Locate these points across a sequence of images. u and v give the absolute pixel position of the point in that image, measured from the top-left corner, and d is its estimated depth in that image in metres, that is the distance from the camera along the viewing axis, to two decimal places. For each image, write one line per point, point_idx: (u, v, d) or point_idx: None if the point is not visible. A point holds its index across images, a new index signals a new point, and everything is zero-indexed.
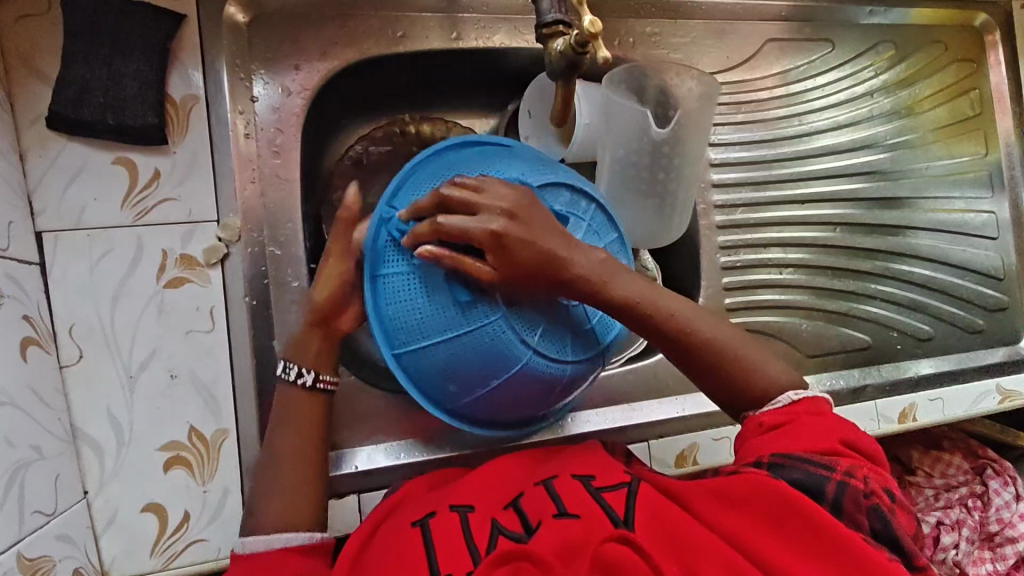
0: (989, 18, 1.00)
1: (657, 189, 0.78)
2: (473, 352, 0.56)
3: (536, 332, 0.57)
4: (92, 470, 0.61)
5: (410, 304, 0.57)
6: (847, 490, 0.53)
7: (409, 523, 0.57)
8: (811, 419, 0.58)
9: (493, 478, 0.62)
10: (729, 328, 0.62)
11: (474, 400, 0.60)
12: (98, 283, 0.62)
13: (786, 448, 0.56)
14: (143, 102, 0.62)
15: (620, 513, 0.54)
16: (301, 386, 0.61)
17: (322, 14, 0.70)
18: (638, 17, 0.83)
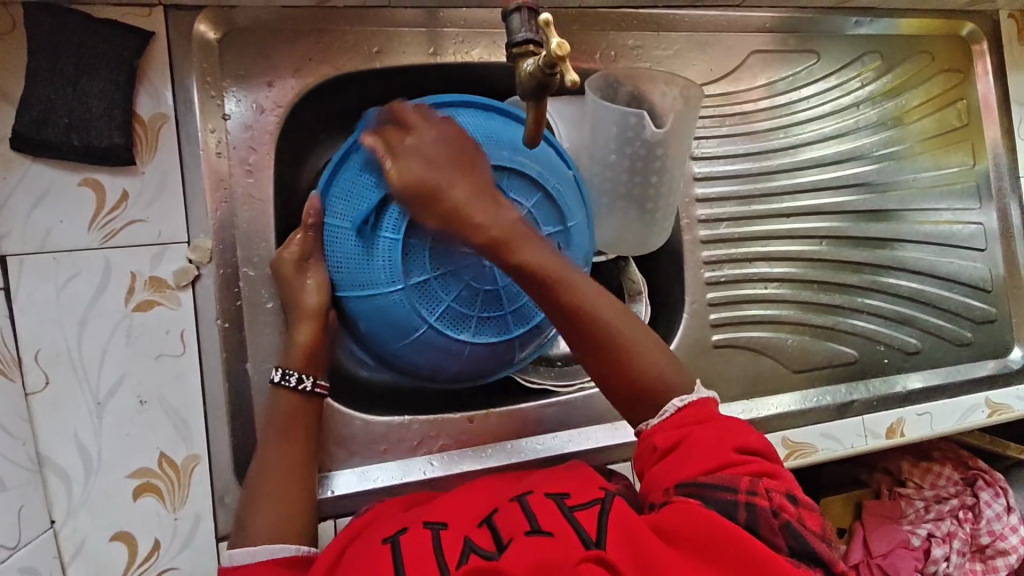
0: (976, 28, 0.98)
1: (647, 202, 0.77)
2: (382, 311, 0.62)
3: (437, 309, 0.61)
4: (59, 499, 0.59)
5: (343, 253, 0.63)
6: (757, 512, 0.52)
7: (381, 540, 0.55)
8: (698, 431, 0.58)
9: (470, 500, 0.60)
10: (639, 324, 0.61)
11: (385, 345, 0.65)
12: (65, 308, 0.60)
13: (687, 475, 0.55)
14: (111, 122, 0.61)
15: (591, 532, 0.52)
16: (303, 391, 0.64)
17: (296, 30, 0.69)
18: (620, 30, 0.82)
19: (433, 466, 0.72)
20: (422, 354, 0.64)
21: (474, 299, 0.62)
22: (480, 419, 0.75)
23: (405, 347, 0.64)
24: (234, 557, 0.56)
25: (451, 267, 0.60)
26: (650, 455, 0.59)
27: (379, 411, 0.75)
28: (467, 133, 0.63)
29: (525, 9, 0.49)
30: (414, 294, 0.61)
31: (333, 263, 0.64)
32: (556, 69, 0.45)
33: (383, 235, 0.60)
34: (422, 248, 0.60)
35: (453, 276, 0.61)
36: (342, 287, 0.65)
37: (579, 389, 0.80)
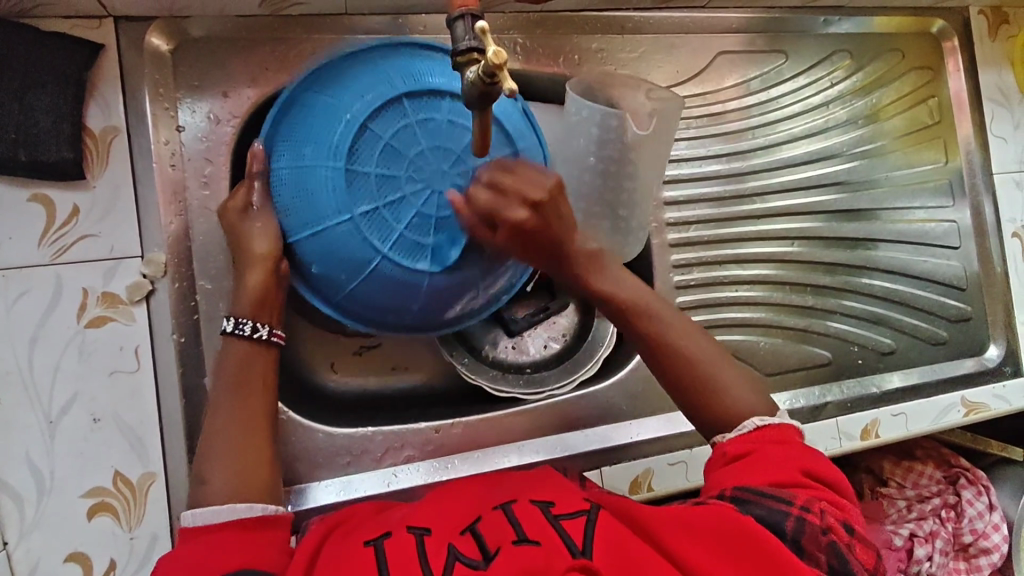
0: (946, 25, 0.98)
1: (621, 207, 0.75)
2: (336, 248, 0.60)
3: (389, 238, 0.59)
4: (11, 519, 0.59)
5: (294, 197, 0.61)
6: (806, 526, 0.53)
7: (361, 544, 0.53)
8: (771, 448, 0.59)
9: (448, 505, 0.59)
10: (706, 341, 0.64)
11: (342, 289, 0.62)
12: (15, 326, 0.59)
13: (749, 483, 0.56)
14: (59, 136, 0.60)
15: (577, 541, 0.51)
16: (257, 338, 0.62)
17: (252, 39, 0.68)
18: (584, 34, 0.81)
19: (398, 477, 0.71)
20: (383, 291, 0.62)
21: (427, 225, 0.59)
22: (446, 429, 0.74)
23: (362, 285, 0.61)
24: (198, 516, 0.53)
25: (399, 193, 0.58)
26: (719, 459, 0.60)
27: (344, 423, 0.74)
28: (401, 62, 0.61)
29: (469, 16, 0.47)
30: (363, 224, 0.58)
31: (282, 205, 0.62)
32: (495, 78, 0.44)
33: (323, 164, 0.58)
34: (364, 175, 0.57)
35: (401, 202, 0.58)
36: (293, 232, 0.62)
37: (547, 396, 0.79)
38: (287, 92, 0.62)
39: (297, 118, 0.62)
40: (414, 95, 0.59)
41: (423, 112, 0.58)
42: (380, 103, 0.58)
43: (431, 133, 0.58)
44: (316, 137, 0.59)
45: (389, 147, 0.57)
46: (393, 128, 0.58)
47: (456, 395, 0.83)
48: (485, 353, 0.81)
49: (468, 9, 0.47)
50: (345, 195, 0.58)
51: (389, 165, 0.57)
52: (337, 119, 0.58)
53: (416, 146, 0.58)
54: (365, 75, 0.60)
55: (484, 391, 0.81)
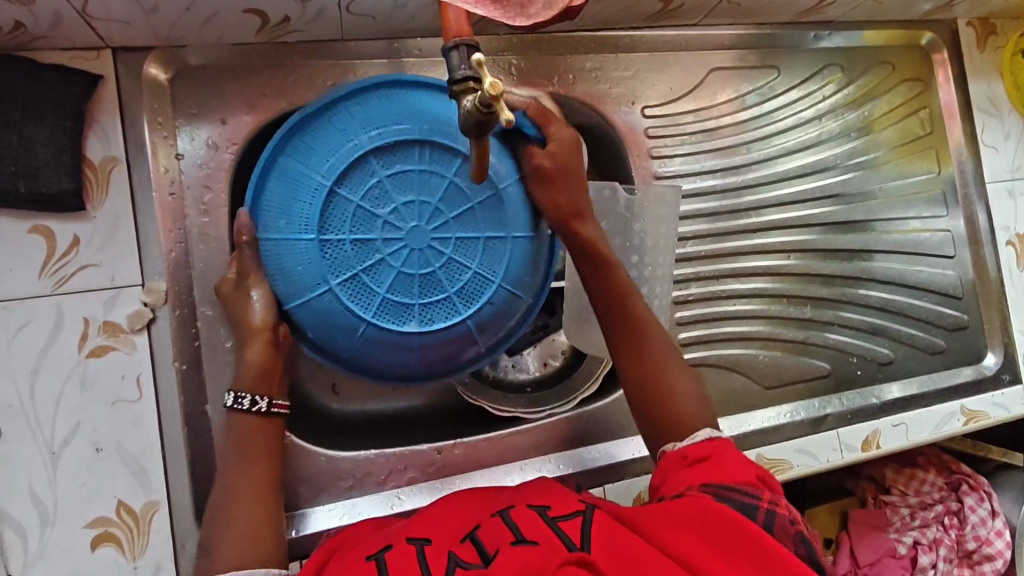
0: (935, 37, 0.99)
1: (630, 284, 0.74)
2: (323, 319, 0.61)
3: (371, 304, 0.61)
4: (15, 553, 0.58)
5: (279, 267, 0.61)
6: (776, 516, 0.54)
7: (364, 557, 0.53)
8: (727, 455, 0.60)
9: (446, 514, 0.59)
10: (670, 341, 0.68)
11: (342, 354, 0.64)
12: (17, 357, 0.59)
13: (715, 480, 0.57)
14: (59, 167, 0.60)
15: (575, 540, 0.51)
16: (257, 412, 0.62)
17: (249, 67, 0.68)
18: (578, 53, 0.82)
19: (400, 500, 0.72)
20: (379, 352, 0.63)
21: (410, 285, 0.61)
22: (448, 449, 0.74)
23: (357, 351, 0.63)
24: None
25: (375, 257, 0.60)
26: (676, 463, 0.60)
27: (346, 446, 0.74)
28: (369, 113, 0.61)
29: (464, 46, 0.47)
30: (343, 294, 0.60)
31: (272, 273, 0.62)
32: (492, 108, 0.45)
33: (299, 238, 0.60)
34: (339, 241, 0.59)
35: (379, 265, 0.60)
36: (286, 300, 0.62)
37: (546, 415, 0.79)
38: (268, 151, 0.61)
39: (270, 181, 0.61)
40: (382, 151, 0.60)
41: (393, 166, 0.60)
42: (348, 164, 0.59)
43: (404, 187, 0.60)
44: (290, 205, 0.60)
45: (360, 212, 0.59)
46: (364, 188, 0.59)
47: (457, 415, 0.82)
48: (485, 373, 0.81)
49: (463, 39, 0.48)
50: (323, 265, 0.60)
51: (361, 227, 0.59)
52: (306, 186, 0.59)
53: (389, 203, 0.59)
54: (333, 135, 0.60)
55: (485, 410, 0.81)
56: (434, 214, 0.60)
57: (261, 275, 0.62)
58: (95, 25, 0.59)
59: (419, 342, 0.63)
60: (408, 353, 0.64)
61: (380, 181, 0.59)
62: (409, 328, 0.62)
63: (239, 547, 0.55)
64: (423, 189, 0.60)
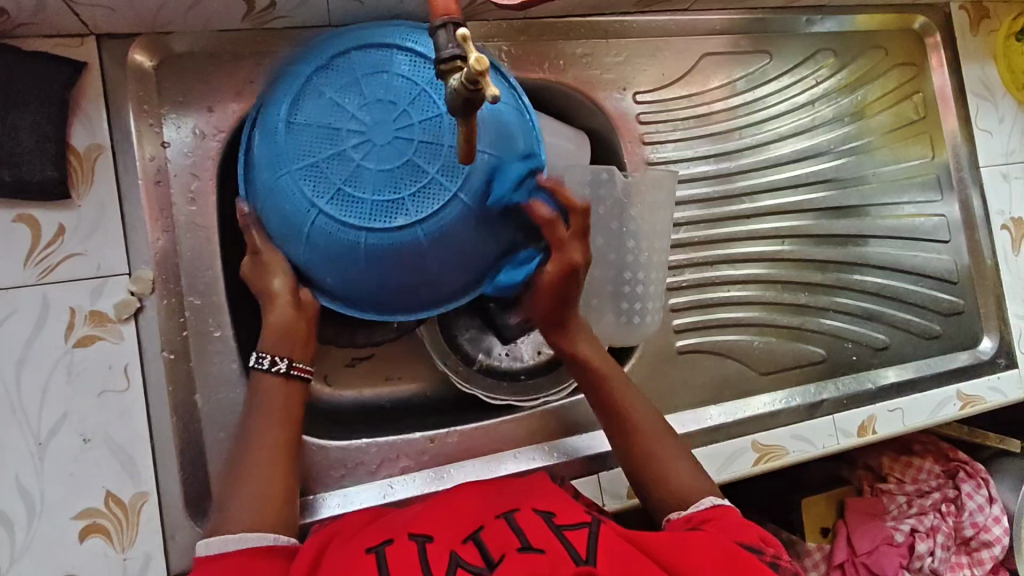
0: (928, 21, 0.99)
1: (624, 270, 0.74)
2: (331, 251, 0.58)
3: (365, 210, 0.56)
4: (2, 545, 0.58)
5: (278, 226, 0.60)
6: (779, 570, 0.56)
7: (364, 549, 0.53)
8: (729, 515, 0.60)
9: (449, 509, 0.59)
10: (650, 411, 0.69)
11: (359, 284, 0.60)
12: (2, 347, 0.59)
13: (723, 532, 0.58)
14: (42, 156, 0.60)
15: (581, 552, 0.51)
16: (276, 373, 0.62)
17: (235, 53, 0.67)
18: (568, 39, 0.82)
19: (394, 488, 0.71)
20: (394, 266, 0.59)
21: (393, 179, 0.56)
22: (441, 438, 0.73)
23: (368, 269, 0.59)
24: (213, 544, 0.53)
25: (353, 164, 0.56)
26: (679, 526, 0.61)
27: (339, 436, 0.74)
28: (308, 58, 0.62)
29: (451, 25, 0.47)
30: (334, 210, 0.56)
31: (277, 237, 0.61)
32: (478, 85, 0.45)
33: (280, 180, 0.58)
34: (314, 164, 0.57)
35: (358, 171, 0.56)
36: (298, 255, 0.60)
37: (543, 403, 0.78)
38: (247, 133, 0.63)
39: (251, 150, 0.62)
40: (325, 73, 0.59)
41: (336, 83, 0.59)
42: (300, 96, 0.59)
43: (352, 93, 0.58)
44: (267, 151, 0.59)
45: (323, 131, 0.57)
46: (317, 110, 0.58)
47: (452, 404, 0.82)
48: (479, 362, 0.82)
49: (450, 17, 0.47)
50: (307, 191, 0.57)
51: (330, 144, 0.57)
52: (272, 132, 0.59)
53: (346, 112, 0.57)
54: (285, 84, 0.61)
55: (479, 399, 0.81)
56: (391, 111, 0.57)
57: (272, 246, 0.61)
58: (78, 11, 0.58)
59: (429, 238, 0.58)
60: (419, 257, 0.59)
61: (330, 100, 0.58)
62: (408, 223, 0.57)
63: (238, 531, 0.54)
64: (372, 91, 0.58)
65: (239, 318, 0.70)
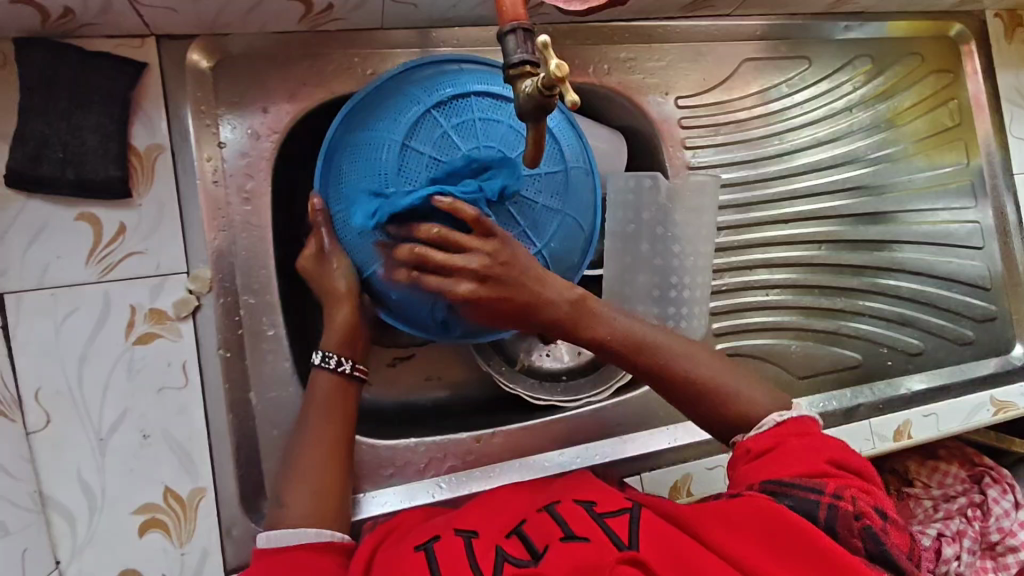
0: (964, 28, 0.99)
1: (670, 275, 0.75)
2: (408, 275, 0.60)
3: None
4: (64, 539, 0.59)
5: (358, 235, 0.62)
6: (839, 513, 0.52)
7: (412, 548, 0.54)
8: (794, 440, 0.59)
9: (495, 506, 0.60)
10: (716, 361, 0.65)
11: (419, 309, 0.62)
12: (65, 344, 0.60)
13: (773, 475, 0.56)
14: (105, 155, 0.61)
15: (623, 538, 0.52)
16: (340, 372, 0.64)
17: (289, 55, 0.68)
18: (612, 43, 0.82)
19: (442, 488, 0.72)
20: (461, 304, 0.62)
21: None
22: (486, 438, 0.74)
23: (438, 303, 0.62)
24: (273, 539, 0.55)
25: None
26: (742, 457, 0.61)
27: (386, 435, 0.74)
28: (423, 81, 0.62)
29: (521, 30, 0.47)
30: None
31: (351, 245, 0.63)
32: (554, 90, 0.45)
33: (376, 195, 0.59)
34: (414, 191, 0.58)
35: None
36: (366, 267, 0.63)
37: (585, 403, 0.79)
38: (330, 137, 0.63)
39: (345, 160, 0.62)
40: (443, 106, 0.59)
41: (456, 117, 0.59)
42: (416, 122, 0.59)
43: (465, 132, 0.59)
44: (365, 168, 0.60)
45: (432, 161, 0.58)
46: (433, 139, 0.58)
47: (491, 404, 0.83)
48: (520, 362, 0.82)
49: (519, 22, 0.48)
50: None
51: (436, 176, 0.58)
52: (380, 148, 0.59)
53: (458, 151, 0.58)
54: (398, 102, 0.61)
55: (520, 399, 0.82)
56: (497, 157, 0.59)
57: (342, 252, 0.64)
58: (141, 12, 0.59)
59: None
60: None
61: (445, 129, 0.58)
62: None
63: (297, 522, 0.57)
64: (486, 136, 0.59)
65: (290, 317, 0.71)
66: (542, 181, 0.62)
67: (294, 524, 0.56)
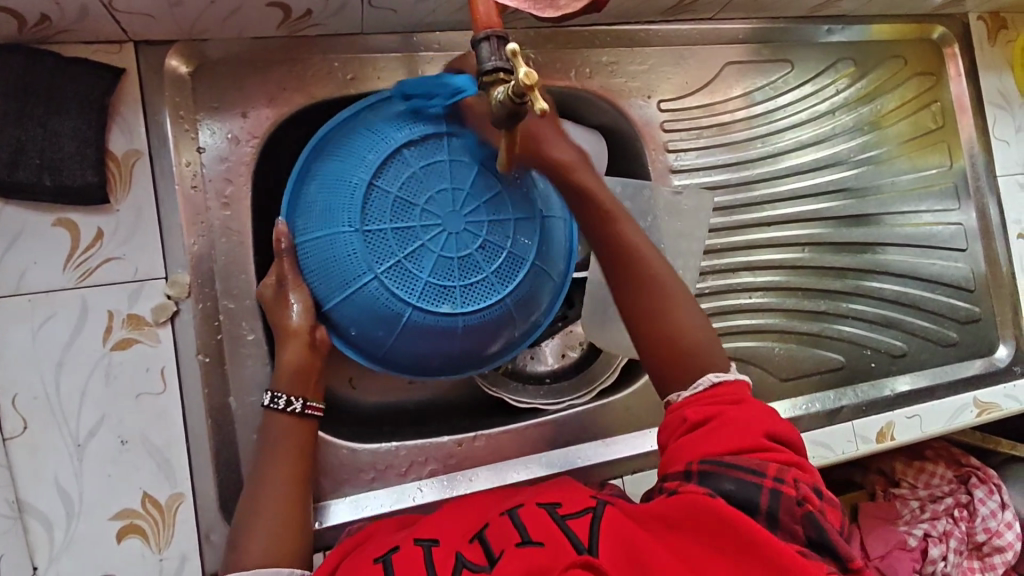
0: (946, 31, 0.99)
1: None
2: (367, 310, 0.61)
3: (416, 288, 0.60)
4: (41, 545, 0.59)
5: (320, 264, 0.62)
6: (780, 499, 0.50)
7: (371, 561, 0.54)
8: (732, 411, 0.55)
9: (459, 514, 0.60)
10: (675, 278, 0.63)
11: (381, 347, 0.64)
12: (42, 350, 0.60)
13: (711, 452, 0.53)
14: (83, 161, 0.61)
15: (583, 539, 0.50)
16: (291, 411, 0.63)
17: (269, 60, 0.68)
18: (594, 47, 0.82)
19: (423, 492, 0.72)
20: (421, 342, 0.63)
21: (449, 268, 0.61)
22: (469, 442, 0.74)
23: (398, 338, 0.62)
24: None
25: (416, 242, 0.60)
26: (678, 424, 0.57)
27: (368, 439, 0.74)
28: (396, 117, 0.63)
29: (494, 38, 0.47)
30: (388, 280, 0.60)
31: (312, 276, 0.63)
32: (525, 98, 0.45)
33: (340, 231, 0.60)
34: (377, 231, 0.59)
35: (420, 251, 0.60)
36: (326, 300, 0.63)
37: (567, 406, 0.79)
38: (303, 161, 0.64)
39: (313, 188, 0.62)
40: (415, 143, 0.61)
41: (425, 158, 0.61)
42: (385, 160, 0.60)
43: (434, 176, 0.61)
44: (330, 201, 0.61)
45: (399, 202, 0.60)
46: (400, 179, 0.60)
47: (475, 407, 0.83)
48: (503, 366, 0.81)
49: (494, 30, 0.48)
50: (366, 254, 0.60)
51: (401, 216, 0.60)
52: (347, 182, 0.60)
53: (425, 194, 0.60)
54: (367, 138, 0.62)
55: (503, 403, 0.82)
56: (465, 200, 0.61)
57: (299, 281, 0.64)
58: (119, 18, 0.59)
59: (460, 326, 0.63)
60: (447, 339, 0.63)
61: (413, 171, 0.60)
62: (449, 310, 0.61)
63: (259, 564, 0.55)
64: (457, 178, 0.61)
65: (271, 321, 0.71)
66: (510, 227, 0.63)
67: (255, 565, 0.55)
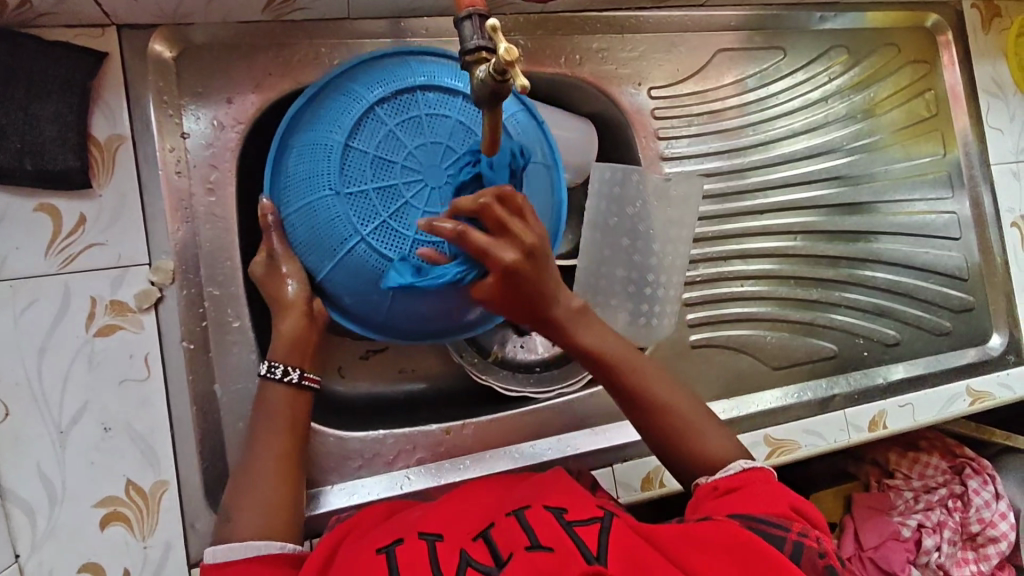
0: (940, 18, 0.99)
1: (647, 272, 0.78)
2: (358, 275, 0.60)
3: (404, 248, 0.59)
4: (23, 533, 0.58)
5: (308, 234, 0.61)
6: (804, 549, 0.53)
7: (375, 550, 0.53)
8: (761, 485, 0.60)
9: (457, 509, 0.59)
10: (685, 394, 0.66)
11: (380, 310, 0.63)
12: (24, 336, 0.59)
13: (741, 509, 0.57)
14: (64, 145, 0.60)
15: (592, 548, 0.51)
16: (288, 383, 0.63)
17: (254, 45, 0.68)
18: (584, 33, 0.82)
19: (410, 480, 0.71)
20: (419, 302, 0.62)
21: None
22: (457, 430, 0.74)
23: (393, 302, 0.62)
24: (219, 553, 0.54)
25: (402, 199, 0.58)
26: (707, 494, 0.60)
27: (356, 427, 0.74)
28: (369, 77, 0.62)
29: (477, 16, 0.47)
30: (376, 241, 0.59)
31: (302, 247, 0.63)
32: (507, 75, 0.44)
33: (320, 197, 0.59)
34: (362, 192, 0.58)
35: (404, 208, 0.59)
36: (319, 271, 0.63)
37: (557, 395, 0.79)
38: (280, 135, 0.63)
39: (294, 157, 0.62)
40: (387, 101, 0.60)
41: (400, 114, 0.60)
42: (358, 120, 0.59)
43: (411, 130, 0.59)
44: (309, 168, 0.60)
45: (378, 160, 0.59)
46: (377, 139, 0.59)
47: (465, 396, 0.83)
48: (494, 353, 0.81)
49: (476, 8, 0.47)
50: (350, 216, 0.59)
51: (382, 175, 0.58)
52: (322, 148, 0.60)
53: (403, 149, 0.59)
54: (339, 101, 0.61)
55: (493, 391, 0.81)
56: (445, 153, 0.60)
57: (293, 254, 0.64)
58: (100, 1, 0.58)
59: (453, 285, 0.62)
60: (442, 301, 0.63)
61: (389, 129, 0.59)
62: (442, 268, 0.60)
63: (249, 536, 0.55)
64: (434, 131, 0.60)
65: (258, 308, 0.70)
66: None
67: (247, 538, 0.55)
